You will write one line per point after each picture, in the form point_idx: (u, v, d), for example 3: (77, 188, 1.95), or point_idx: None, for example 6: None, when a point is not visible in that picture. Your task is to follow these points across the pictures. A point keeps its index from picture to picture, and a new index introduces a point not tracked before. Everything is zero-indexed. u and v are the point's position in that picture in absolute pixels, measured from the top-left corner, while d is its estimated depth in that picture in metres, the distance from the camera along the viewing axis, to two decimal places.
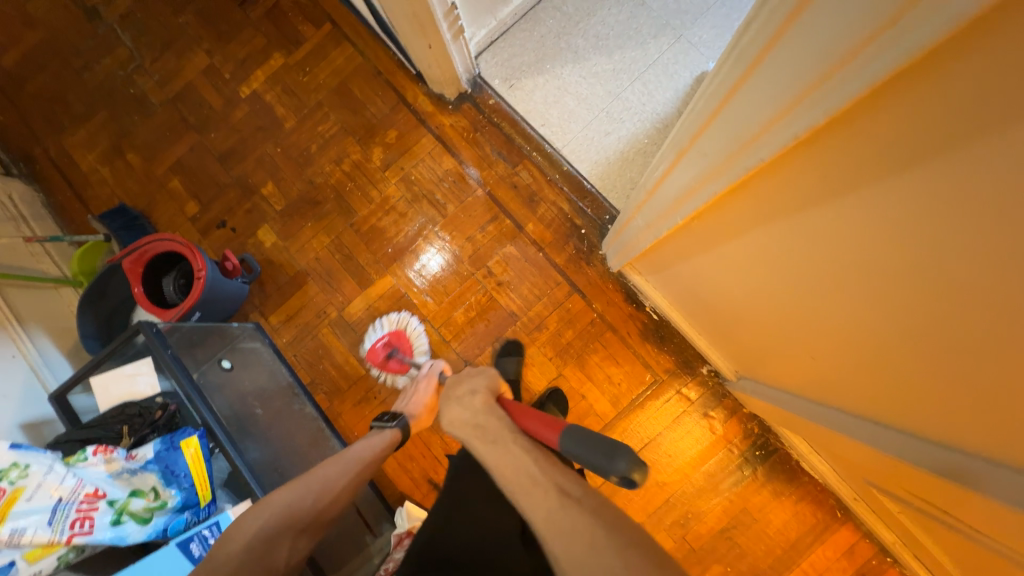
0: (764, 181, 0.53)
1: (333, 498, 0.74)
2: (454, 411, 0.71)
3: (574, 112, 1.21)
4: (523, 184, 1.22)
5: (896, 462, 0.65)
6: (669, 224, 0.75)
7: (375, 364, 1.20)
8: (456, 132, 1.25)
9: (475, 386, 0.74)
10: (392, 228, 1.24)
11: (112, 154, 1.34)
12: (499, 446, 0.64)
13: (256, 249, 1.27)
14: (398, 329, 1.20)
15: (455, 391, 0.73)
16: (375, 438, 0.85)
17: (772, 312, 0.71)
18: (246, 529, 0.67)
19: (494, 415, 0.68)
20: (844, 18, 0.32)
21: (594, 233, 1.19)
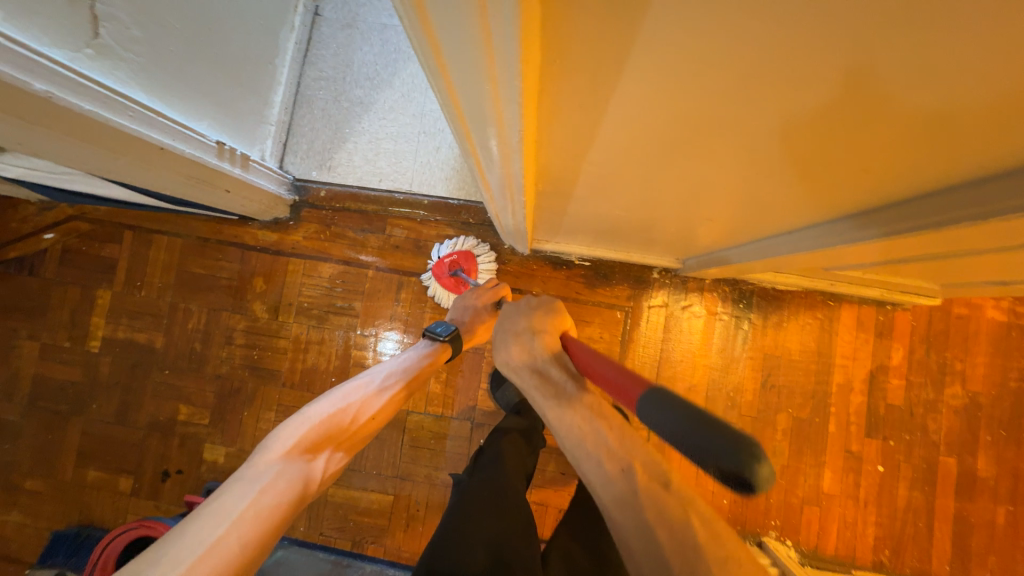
0: (548, 142, 0.49)
1: (372, 410, 0.79)
2: (514, 354, 0.68)
3: (397, 152, 1.20)
4: (402, 240, 1.19)
5: (829, 247, 0.69)
6: (525, 209, 0.74)
7: (439, 281, 1.14)
8: (313, 240, 1.20)
9: (534, 321, 0.69)
10: (321, 359, 1.18)
11: (10, 496, 1.18)
12: (559, 403, 0.62)
13: (215, 471, 1.17)
14: (466, 251, 1.14)
15: (514, 333, 0.69)
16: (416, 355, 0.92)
17: (656, 205, 0.74)
18: (304, 434, 0.70)
19: (558, 364, 0.63)
20: (450, 13, 0.28)
21: (490, 235, 1.19)
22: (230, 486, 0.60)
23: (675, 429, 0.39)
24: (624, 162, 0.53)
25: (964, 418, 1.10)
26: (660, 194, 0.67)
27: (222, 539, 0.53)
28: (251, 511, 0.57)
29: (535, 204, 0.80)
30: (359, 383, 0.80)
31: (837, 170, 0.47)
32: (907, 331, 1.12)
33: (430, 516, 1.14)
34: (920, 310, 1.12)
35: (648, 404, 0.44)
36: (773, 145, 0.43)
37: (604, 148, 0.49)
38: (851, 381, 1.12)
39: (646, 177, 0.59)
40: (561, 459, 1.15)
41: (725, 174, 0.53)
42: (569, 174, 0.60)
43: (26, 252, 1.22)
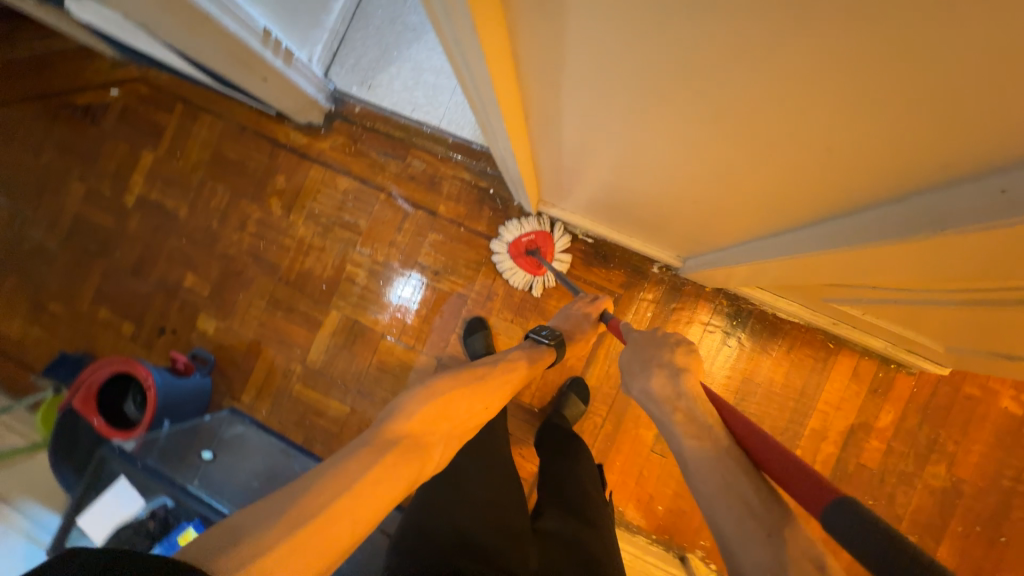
0: (515, 35, 0.51)
1: (483, 402, 0.73)
2: (651, 384, 0.63)
3: (436, 86, 1.21)
4: (419, 173, 1.22)
5: (814, 263, 0.65)
6: (511, 136, 0.72)
7: (513, 257, 1.16)
8: (338, 151, 1.24)
9: (675, 360, 0.64)
10: (318, 265, 1.24)
11: (35, 311, 1.33)
12: (699, 440, 0.54)
13: (203, 339, 1.27)
14: (543, 232, 1.15)
15: (656, 363, 0.64)
16: (531, 350, 0.88)
17: (650, 181, 0.72)
18: (423, 412, 0.64)
19: (703, 406, 0.57)
20: None
21: (503, 188, 1.19)
22: (350, 449, 0.54)
23: (859, 539, 0.36)
24: (601, 88, 0.51)
25: (938, 501, 1.02)
26: (651, 165, 0.65)
27: (337, 510, 0.47)
28: (368, 485, 0.51)
29: (530, 143, 0.79)
30: (477, 372, 0.76)
31: (816, 150, 0.43)
32: (904, 395, 1.04)
33: None
34: (926, 377, 1.03)
35: (851, 521, 0.37)
36: (741, 91, 0.40)
37: (574, 51, 0.46)
38: (826, 427, 1.06)
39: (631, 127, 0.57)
40: (512, 421, 1.17)
41: (702, 133, 0.50)
42: (552, 92, 0.58)
43: (92, 101, 1.34)
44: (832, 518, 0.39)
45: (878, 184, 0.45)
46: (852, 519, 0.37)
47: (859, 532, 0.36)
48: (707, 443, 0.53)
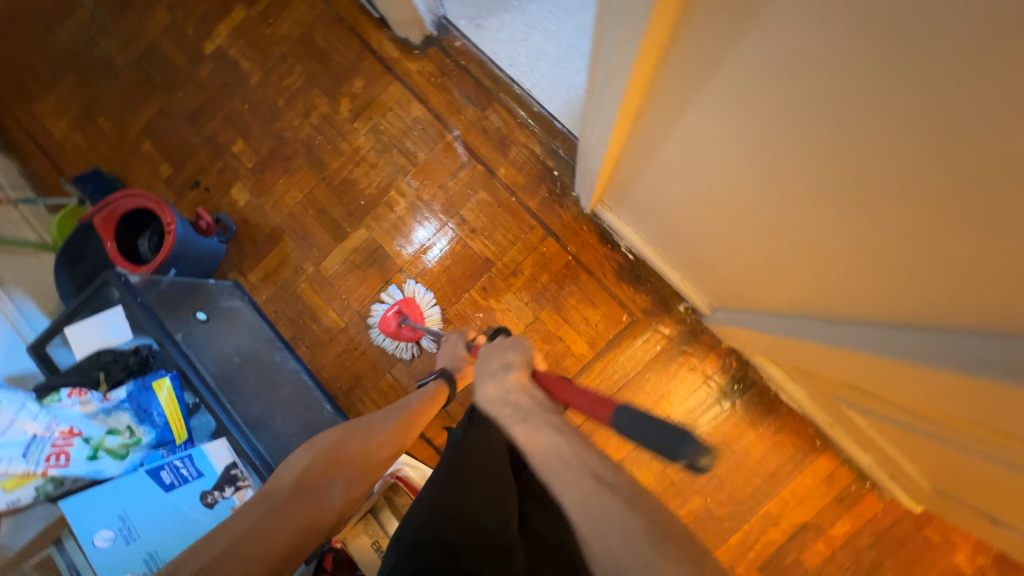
0: (670, 53, 0.47)
1: (387, 443, 0.72)
2: (486, 389, 0.64)
3: (542, 50, 1.17)
4: (493, 128, 1.19)
5: (849, 363, 0.64)
6: (609, 133, 0.69)
7: (382, 332, 1.18)
8: (423, 77, 1.21)
9: (506, 358, 0.67)
10: (363, 180, 1.23)
11: (83, 119, 1.33)
12: (523, 414, 0.57)
13: (231, 208, 1.27)
14: (409, 299, 1.17)
15: (486, 369, 0.66)
16: (421, 390, 0.78)
17: (725, 226, 0.69)
18: (305, 465, 0.67)
19: (525, 393, 0.61)
20: None
21: (568, 175, 1.16)
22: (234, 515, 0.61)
23: (645, 432, 0.50)
24: (738, 126, 0.47)
25: None
26: (736, 212, 0.62)
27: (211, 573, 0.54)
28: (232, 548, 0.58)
29: (621, 146, 0.75)
30: (360, 419, 0.74)
31: (919, 261, 0.42)
32: (867, 515, 1.05)
33: (361, 361, 1.21)
34: (893, 506, 1.04)
35: (629, 415, 0.53)
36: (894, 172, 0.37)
37: (735, 79, 0.43)
38: (780, 516, 1.07)
39: (740, 171, 0.54)
40: None
41: (814, 200, 0.48)
42: (676, 111, 0.54)
43: None
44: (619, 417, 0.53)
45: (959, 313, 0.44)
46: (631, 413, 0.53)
47: (635, 421, 0.52)
48: (528, 422, 0.56)
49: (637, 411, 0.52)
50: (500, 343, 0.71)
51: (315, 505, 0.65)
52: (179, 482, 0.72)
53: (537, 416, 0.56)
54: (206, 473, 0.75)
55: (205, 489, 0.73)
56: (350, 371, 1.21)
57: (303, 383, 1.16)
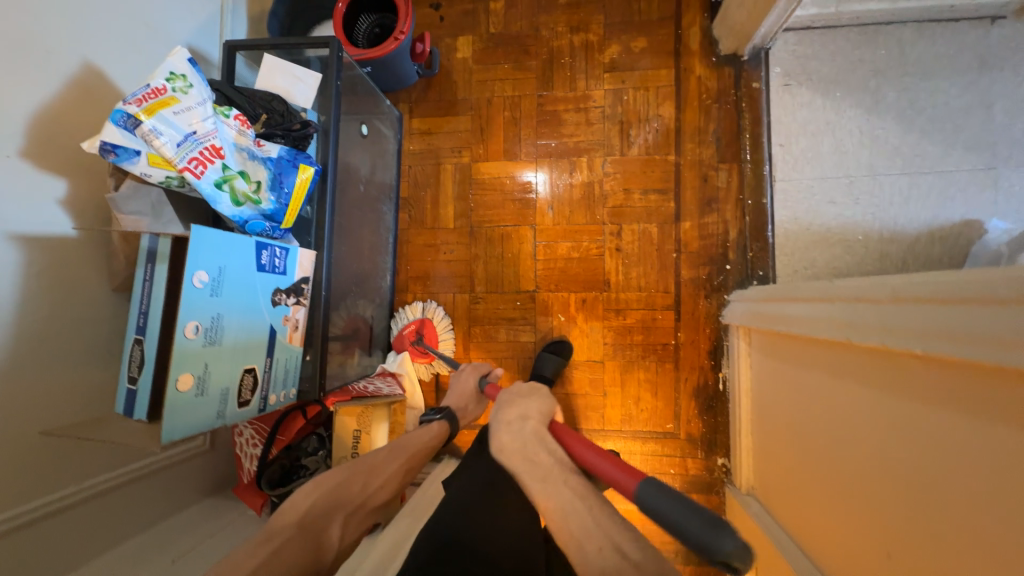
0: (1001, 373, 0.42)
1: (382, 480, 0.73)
2: (502, 439, 0.67)
3: (819, 156, 1.04)
4: (713, 183, 1.09)
5: None
6: (855, 338, 0.61)
7: (399, 350, 1.15)
8: (698, 86, 1.10)
9: (523, 412, 0.69)
10: (569, 127, 1.15)
11: None
12: (543, 469, 0.61)
13: (446, 51, 1.21)
14: (423, 321, 1.16)
15: (505, 421, 0.69)
16: (420, 430, 0.86)
17: (848, 487, 0.63)
18: (311, 502, 0.66)
19: (541, 451, 0.63)
20: None
21: (735, 277, 1.08)
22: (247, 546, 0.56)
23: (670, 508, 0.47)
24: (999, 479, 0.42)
25: None
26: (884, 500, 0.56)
27: None
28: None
29: (814, 330, 0.70)
30: (369, 458, 0.74)
31: None
32: None
33: (438, 265, 1.19)
34: None
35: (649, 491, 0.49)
36: None
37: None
38: None
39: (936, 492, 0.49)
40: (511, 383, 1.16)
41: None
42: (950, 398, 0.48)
43: None
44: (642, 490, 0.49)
45: None
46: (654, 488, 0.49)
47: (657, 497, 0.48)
48: (550, 480, 0.59)
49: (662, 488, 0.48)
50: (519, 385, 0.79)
51: (319, 538, 0.63)
52: (269, 268, 0.71)
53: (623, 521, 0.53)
54: (288, 274, 0.76)
55: (279, 287, 0.74)
56: (423, 265, 1.20)
57: (385, 243, 1.17)
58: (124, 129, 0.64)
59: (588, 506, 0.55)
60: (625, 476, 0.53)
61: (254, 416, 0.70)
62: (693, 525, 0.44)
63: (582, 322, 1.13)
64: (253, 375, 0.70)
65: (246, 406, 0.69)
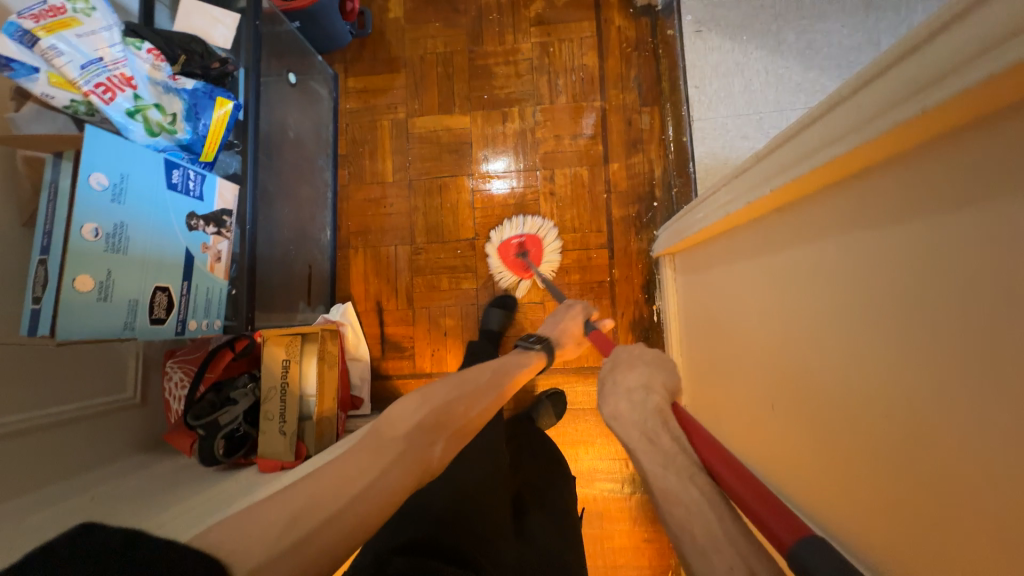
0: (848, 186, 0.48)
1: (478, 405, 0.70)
2: (620, 408, 0.60)
3: (732, 95, 1.10)
4: (637, 126, 1.16)
5: None
6: (741, 208, 0.67)
7: (502, 258, 1.15)
8: (618, 37, 1.17)
9: (646, 383, 0.64)
10: (501, 80, 1.19)
11: None
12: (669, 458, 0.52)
13: (379, 12, 1.24)
14: (536, 235, 1.14)
15: (625, 386, 0.63)
16: (521, 357, 0.86)
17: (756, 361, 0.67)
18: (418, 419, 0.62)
19: (668, 436, 0.55)
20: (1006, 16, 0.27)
21: (662, 213, 1.13)
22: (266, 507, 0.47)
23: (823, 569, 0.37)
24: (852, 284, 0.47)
25: None
26: (788, 356, 0.60)
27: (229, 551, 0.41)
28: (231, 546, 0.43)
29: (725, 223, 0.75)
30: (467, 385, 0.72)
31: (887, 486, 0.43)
32: None
33: (380, 219, 1.21)
34: None
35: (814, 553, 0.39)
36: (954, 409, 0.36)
37: (901, 245, 0.41)
38: None
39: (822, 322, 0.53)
40: (457, 330, 1.17)
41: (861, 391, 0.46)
42: (825, 231, 0.52)
43: None
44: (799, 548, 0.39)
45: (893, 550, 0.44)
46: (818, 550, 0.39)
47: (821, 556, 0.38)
48: (670, 468, 0.51)
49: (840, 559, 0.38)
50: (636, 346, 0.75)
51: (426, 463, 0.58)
52: (182, 189, 0.71)
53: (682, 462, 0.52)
54: (205, 201, 0.76)
55: (195, 212, 0.74)
56: (364, 220, 1.21)
57: (324, 198, 1.18)
58: (22, 47, 0.64)
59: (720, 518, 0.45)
60: (775, 521, 0.43)
61: (171, 337, 0.70)
62: None
63: (521, 266, 1.16)
64: (168, 295, 0.69)
65: (160, 324, 0.68)
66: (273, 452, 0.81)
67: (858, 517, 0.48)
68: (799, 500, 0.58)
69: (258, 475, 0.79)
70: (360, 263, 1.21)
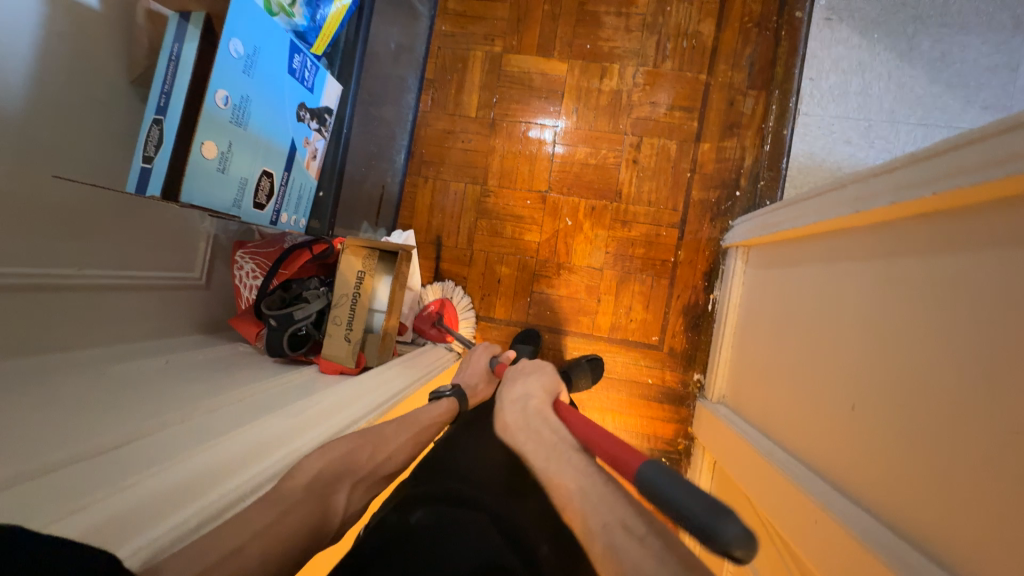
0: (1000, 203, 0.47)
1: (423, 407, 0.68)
2: (509, 417, 0.61)
3: (845, 96, 1.05)
4: (738, 109, 1.11)
5: (794, 515, 0.67)
6: (861, 208, 0.65)
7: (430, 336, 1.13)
8: (740, 10, 1.11)
9: (526, 390, 0.66)
10: (608, 31, 1.13)
11: None
12: (546, 443, 0.53)
13: None
14: (443, 299, 1.15)
15: (510, 397, 0.65)
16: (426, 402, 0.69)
17: (832, 360, 0.68)
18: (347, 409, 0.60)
19: (547, 427, 0.56)
20: None
21: (742, 204, 1.11)
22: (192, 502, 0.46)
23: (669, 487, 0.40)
24: (973, 299, 0.47)
25: None
26: (868, 362, 0.60)
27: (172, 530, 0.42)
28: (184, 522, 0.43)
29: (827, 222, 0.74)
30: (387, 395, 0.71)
31: (960, 488, 0.45)
32: None
33: (455, 153, 1.19)
34: None
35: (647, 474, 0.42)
36: None
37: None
38: None
39: (921, 334, 0.53)
40: (511, 279, 1.17)
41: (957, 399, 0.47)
42: (954, 245, 0.52)
43: None
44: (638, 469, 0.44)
45: (939, 539, 0.47)
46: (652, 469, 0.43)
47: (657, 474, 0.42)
48: (551, 458, 0.50)
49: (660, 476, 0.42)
50: (525, 360, 0.78)
51: (387, 434, 0.59)
52: (297, 76, 0.69)
53: (561, 446, 0.52)
54: (315, 94, 0.75)
55: (305, 104, 0.73)
56: (440, 151, 1.19)
57: (405, 120, 1.16)
58: None
59: (593, 484, 0.45)
60: (624, 453, 0.47)
61: (266, 224, 0.71)
62: (687, 503, 0.39)
63: (588, 229, 1.15)
64: (270, 181, 0.69)
65: (260, 210, 0.69)
66: (336, 356, 0.83)
67: (917, 515, 0.50)
68: (844, 490, 0.61)
69: (318, 374, 0.82)
70: (426, 194, 1.20)
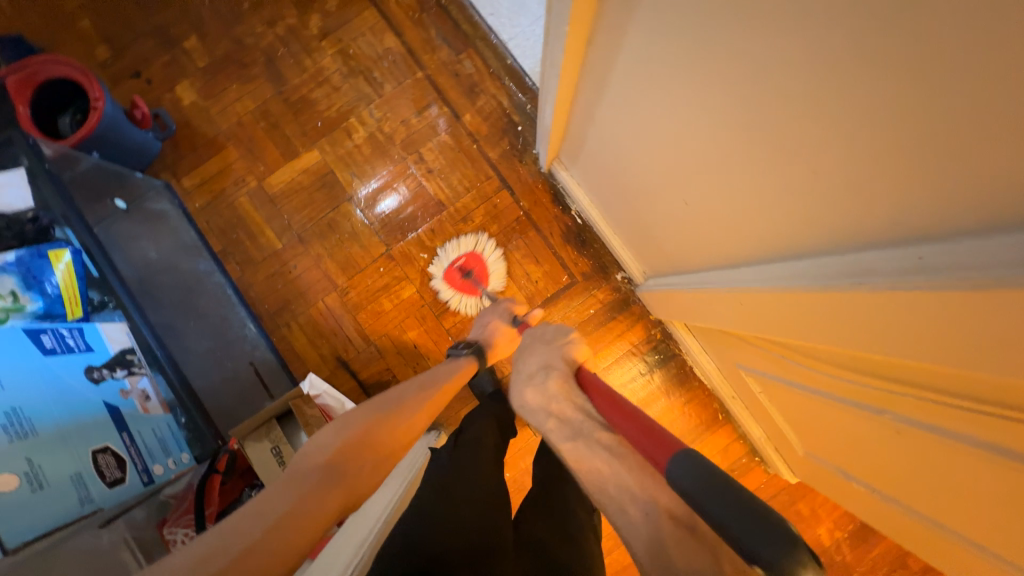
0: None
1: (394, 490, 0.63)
2: (529, 396, 0.70)
3: (523, 5, 1.17)
4: (464, 74, 1.19)
5: (744, 309, 0.68)
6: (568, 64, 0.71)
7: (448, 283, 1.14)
8: (401, 8, 1.20)
9: (544, 365, 0.74)
10: (323, 101, 1.19)
11: None
12: (572, 422, 0.61)
13: (173, 106, 1.20)
14: (473, 254, 1.15)
15: (528, 376, 0.73)
16: (449, 364, 0.82)
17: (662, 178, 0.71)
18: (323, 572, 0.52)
19: (570, 407, 0.64)
20: None
21: (530, 132, 1.18)
22: None
23: (703, 493, 0.37)
24: (669, 56, 0.52)
25: None
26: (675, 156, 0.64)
27: None
28: None
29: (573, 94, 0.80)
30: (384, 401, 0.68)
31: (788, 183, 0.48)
32: (751, 484, 1.14)
33: (292, 286, 1.16)
34: (776, 480, 1.13)
35: (680, 473, 0.40)
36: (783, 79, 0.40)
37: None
38: None
39: (674, 106, 0.57)
40: (423, 335, 1.15)
41: (725, 126, 0.51)
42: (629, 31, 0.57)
43: None
44: (669, 465, 0.42)
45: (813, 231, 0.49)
46: (687, 462, 0.40)
47: (693, 470, 0.39)
48: (577, 437, 0.58)
49: (702, 469, 0.39)
50: (538, 329, 0.84)
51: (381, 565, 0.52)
52: (61, 350, 0.70)
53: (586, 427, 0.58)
54: (97, 349, 0.74)
55: (93, 364, 0.73)
56: (279, 295, 1.16)
57: (224, 298, 1.13)
58: None
59: (628, 468, 0.50)
60: (653, 448, 0.45)
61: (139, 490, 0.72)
62: (717, 510, 0.36)
63: (443, 247, 1.16)
64: (111, 454, 0.70)
65: (120, 484, 0.70)
66: None
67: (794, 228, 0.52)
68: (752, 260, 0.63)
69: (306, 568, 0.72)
70: (299, 335, 1.15)
